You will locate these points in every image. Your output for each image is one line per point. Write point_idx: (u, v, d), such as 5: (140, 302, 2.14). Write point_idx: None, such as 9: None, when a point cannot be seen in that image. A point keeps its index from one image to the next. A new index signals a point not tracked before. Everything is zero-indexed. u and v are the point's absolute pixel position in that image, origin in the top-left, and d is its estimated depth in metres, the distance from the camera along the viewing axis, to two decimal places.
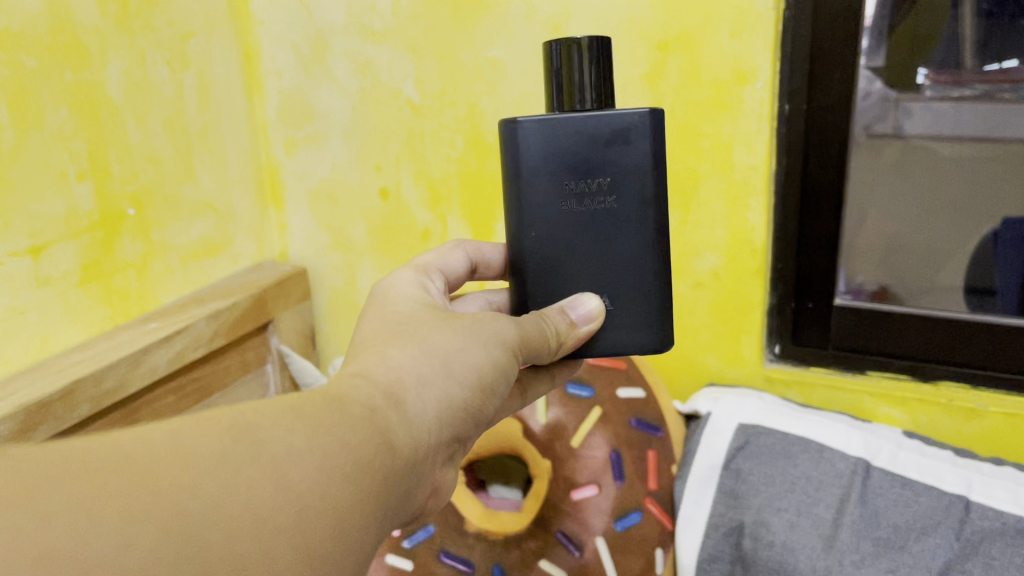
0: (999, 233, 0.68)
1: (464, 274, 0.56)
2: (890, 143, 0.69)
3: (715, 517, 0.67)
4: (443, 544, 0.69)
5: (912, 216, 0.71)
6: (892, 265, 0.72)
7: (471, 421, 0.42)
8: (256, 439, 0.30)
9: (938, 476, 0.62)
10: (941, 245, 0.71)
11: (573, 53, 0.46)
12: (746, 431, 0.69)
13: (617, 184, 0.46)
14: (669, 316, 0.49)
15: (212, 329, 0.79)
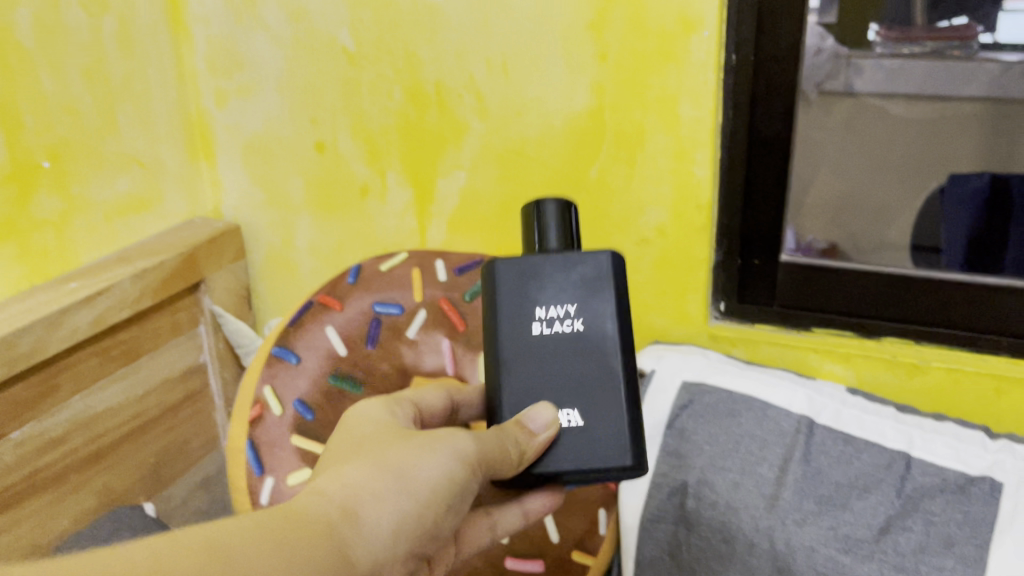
0: (945, 188, 0.70)
1: (443, 412, 0.53)
2: (841, 99, 0.69)
3: (658, 477, 0.66)
4: None
5: (860, 173, 0.72)
6: (841, 223, 0.73)
7: (430, 537, 0.41)
8: (226, 559, 0.32)
9: (880, 433, 0.62)
10: (889, 202, 0.72)
11: (544, 216, 0.47)
12: (690, 390, 0.68)
13: (585, 313, 0.46)
14: (643, 438, 0.45)
15: (138, 290, 0.75)
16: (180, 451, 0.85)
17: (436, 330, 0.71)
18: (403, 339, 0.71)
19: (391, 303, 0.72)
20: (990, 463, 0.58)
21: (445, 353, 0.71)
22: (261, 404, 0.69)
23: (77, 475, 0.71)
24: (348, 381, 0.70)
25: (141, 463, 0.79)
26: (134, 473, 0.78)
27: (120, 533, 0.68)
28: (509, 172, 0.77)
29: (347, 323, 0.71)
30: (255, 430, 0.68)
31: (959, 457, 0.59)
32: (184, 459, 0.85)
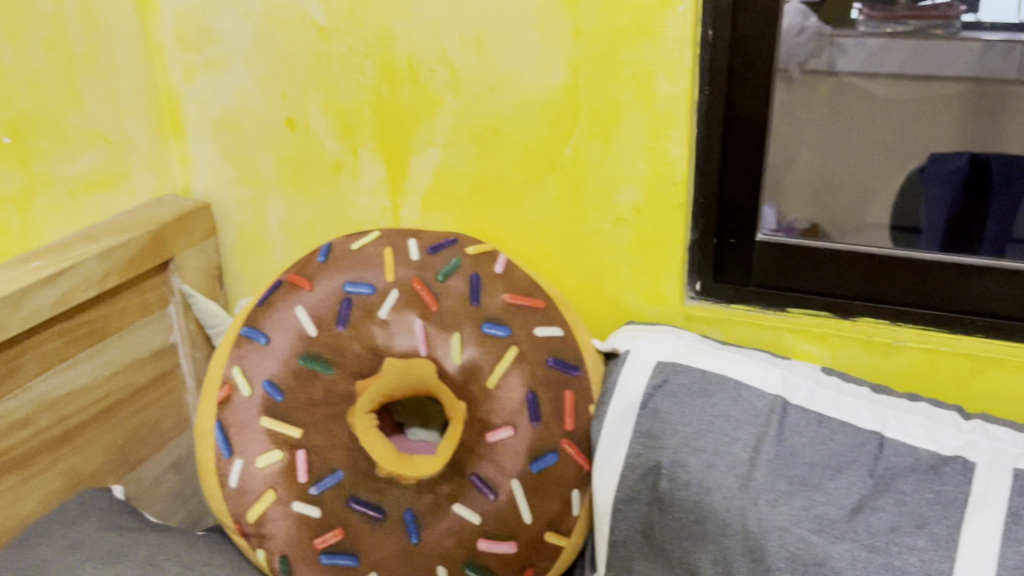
0: (925, 167, 0.71)
1: None
2: (824, 79, 0.70)
3: (632, 458, 0.66)
4: (353, 490, 0.67)
5: (840, 155, 0.73)
6: (822, 203, 0.72)
7: None
8: None
9: (854, 413, 0.61)
10: (870, 182, 0.72)
11: None
12: (664, 370, 0.67)
13: None
14: None
15: (104, 269, 0.73)
16: (150, 433, 0.84)
17: (408, 310, 0.69)
18: (375, 320, 0.69)
19: (363, 283, 0.70)
20: (963, 442, 0.58)
21: (418, 333, 0.69)
22: (229, 386, 0.68)
23: (42, 457, 0.70)
24: (318, 362, 0.68)
25: (109, 444, 0.78)
26: (102, 455, 0.77)
27: (86, 516, 0.66)
28: (483, 150, 0.75)
29: (317, 302, 0.69)
30: (223, 411, 0.68)
31: (932, 437, 0.58)
32: (154, 440, 0.84)
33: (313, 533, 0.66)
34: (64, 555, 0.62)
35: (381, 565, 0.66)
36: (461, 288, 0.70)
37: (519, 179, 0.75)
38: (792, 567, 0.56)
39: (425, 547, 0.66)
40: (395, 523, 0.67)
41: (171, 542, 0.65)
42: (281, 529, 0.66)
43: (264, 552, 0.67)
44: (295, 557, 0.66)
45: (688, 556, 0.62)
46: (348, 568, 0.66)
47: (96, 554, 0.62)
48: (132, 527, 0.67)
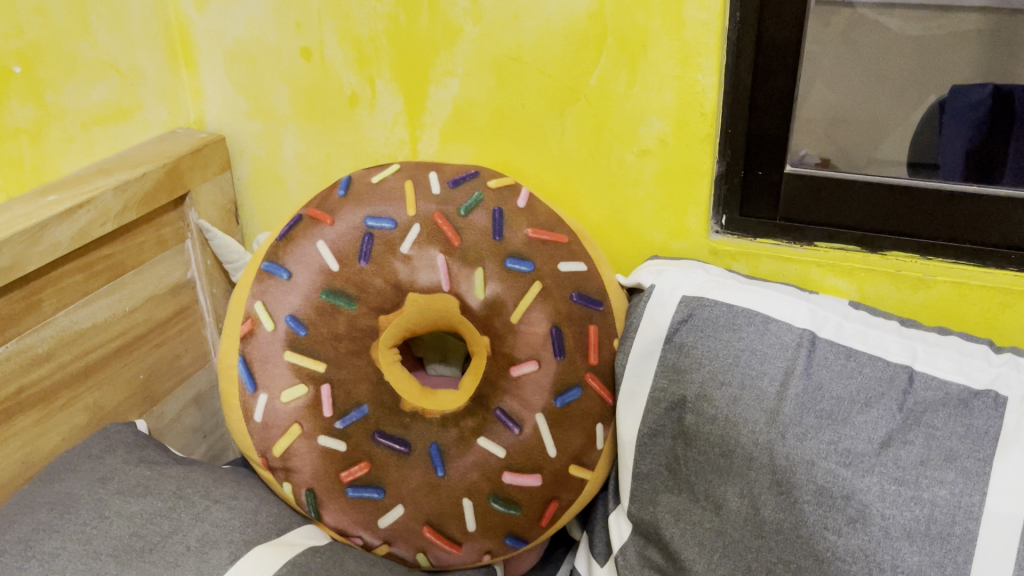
0: (944, 102, 0.65)
1: None
2: (839, 10, 0.65)
3: (657, 392, 0.66)
4: (378, 425, 0.67)
5: (856, 89, 0.68)
6: (836, 137, 0.69)
7: None
8: None
9: (884, 347, 0.61)
10: (885, 117, 0.68)
11: None
12: (689, 305, 0.66)
13: None
14: None
15: (121, 203, 0.72)
16: (171, 367, 0.84)
17: (431, 245, 0.68)
18: (397, 255, 0.68)
19: (384, 218, 0.69)
20: (994, 376, 0.57)
21: (440, 269, 0.68)
22: (252, 321, 0.68)
23: (66, 391, 0.70)
24: (341, 298, 0.67)
25: (131, 379, 0.78)
26: (124, 390, 0.77)
27: (112, 451, 0.66)
28: (505, 81, 0.74)
29: (338, 238, 0.68)
30: (247, 345, 0.68)
31: (963, 371, 0.58)
32: (174, 375, 0.84)
33: (339, 466, 0.67)
34: (93, 488, 0.61)
35: (408, 497, 0.67)
36: (484, 222, 0.69)
37: (541, 111, 0.74)
38: (819, 500, 0.56)
39: (451, 481, 0.67)
40: (421, 457, 0.67)
41: (199, 475, 0.66)
42: (308, 463, 0.66)
43: (291, 486, 0.67)
44: (322, 490, 0.67)
45: (714, 490, 0.62)
46: (374, 501, 0.67)
47: (124, 486, 0.61)
48: (158, 461, 0.67)
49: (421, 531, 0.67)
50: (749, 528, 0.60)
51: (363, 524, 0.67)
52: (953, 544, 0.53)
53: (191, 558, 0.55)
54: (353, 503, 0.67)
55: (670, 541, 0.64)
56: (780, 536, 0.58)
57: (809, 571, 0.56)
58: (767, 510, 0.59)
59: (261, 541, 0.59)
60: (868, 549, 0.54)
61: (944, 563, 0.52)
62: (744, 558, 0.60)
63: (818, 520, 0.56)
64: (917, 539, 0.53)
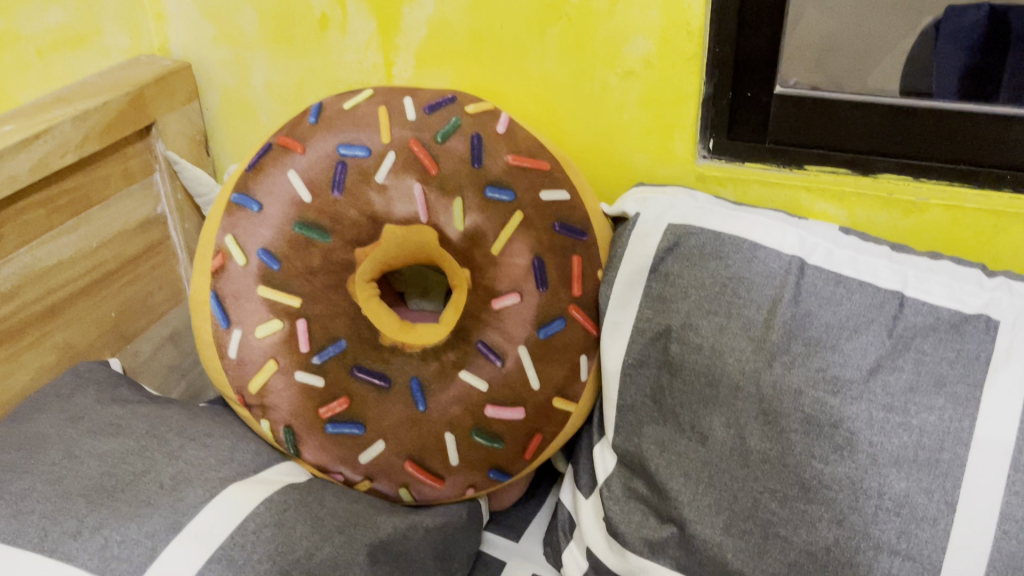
0: (940, 23, 0.64)
1: None
2: None
3: (642, 322, 0.65)
4: (357, 359, 0.65)
5: (849, 13, 0.66)
6: (825, 65, 0.67)
7: None
8: None
9: (874, 273, 0.58)
10: (878, 43, 0.66)
11: None
12: (675, 233, 0.65)
13: None
14: None
15: (81, 134, 0.69)
16: (145, 305, 0.82)
17: (406, 174, 0.65)
18: (371, 185, 0.65)
19: (357, 146, 0.66)
20: (985, 301, 0.55)
21: (417, 199, 0.65)
22: (223, 255, 0.65)
23: (34, 330, 0.68)
24: (314, 230, 0.65)
25: (102, 317, 0.76)
26: (96, 328, 0.75)
27: (83, 389, 0.65)
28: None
29: (310, 167, 0.65)
30: (218, 280, 0.65)
31: (955, 295, 0.56)
32: (148, 313, 0.82)
33: (317, 403, 0.65)
34: (63, 428, 0.59)
35: (389, 432, 0.65)
36: (461, 149, 0.66)
37: (521, 32, 0.70)
38: (806, 428, 0.55)
39: (432, 415, 0.65)
40: (401, 392, 0.66)
41: (173, 414, 0.64)
42: (285, 399, 0.65)
43: (269, 423, 0.66)
44: (301, 427, 0.65)
45: (699, 420, 0.61)
46: (354, 437, 0.65)
47: (95, 426, 0.60)
48: (131, 399, 0.65)
49: (402, 466, 0.66)
50: (735, 458, 0.59)
51: (343, 459, 0.66)
52: (941, 470, 0.52)
53: (164, 497, 0.54)
54: (332, 439, 0.65)
55: (655, 472, 0.63)
56: (765, 465, 0.57)
57: (795, 499, 0.56)
58: (753, 440, 0.58)
59: (237, 479, 0.58)
60: (855, 476, 0.53)
61: (932, 489, 0.52)
62: (729, 488, 0.59)
63: (804, 448, 0.55)
64: (904, 466, 0.52)
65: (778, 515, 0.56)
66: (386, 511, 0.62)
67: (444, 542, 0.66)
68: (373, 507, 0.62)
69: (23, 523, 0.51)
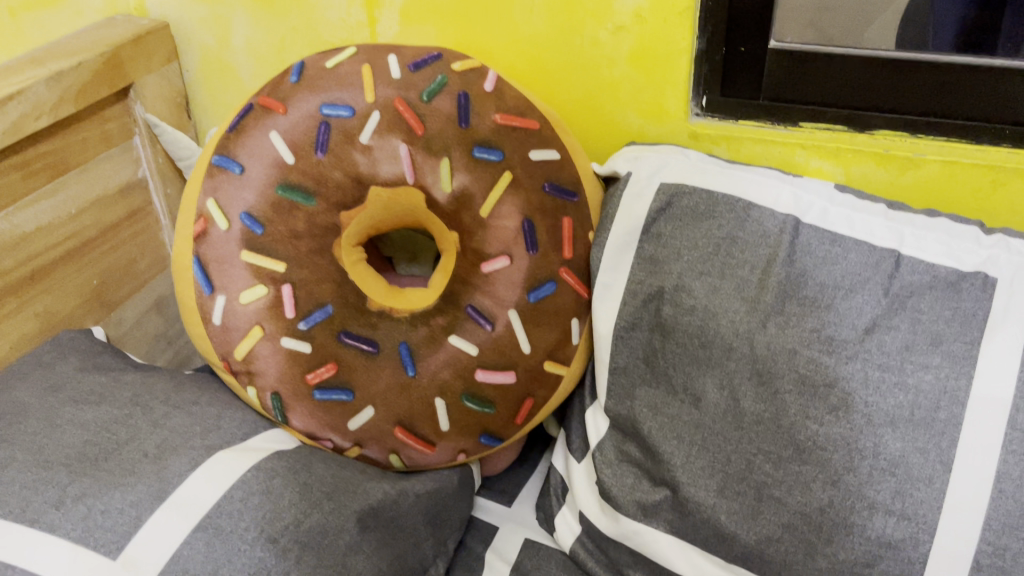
0: None
1: None
2: None
3: (634, 284, 0.64)
4: (344, 325, 0.64)
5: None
6: (820, 26, 0.64)
7: None
8: None
9: (870, 231, 0.57)
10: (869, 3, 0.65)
11: None
12: (667, 192, 0.63)
13: None
14: None
15: (56, 96, 0.67)
16: (127, 272, 0.80)
17: (391, 134, 0.63)
18: (356, 146, 0.63)
19: (340, 105, 0.64)
20: (983, 258, 0.54)
21: (403, 160, 0.63)
22: (205, 220, 0.64)
23: (13, 298, 0.66)
24: (298, 193, 0.63)
25: (84, 285, 0.74)
26: (78, 295, 0.73)
27: (65, 358, 0.63)
28: None
29: (293, 128, 0.64)
30: (201, 245, 0.64)
31: (952, 253, 0.55)
32: (131, 280, 0.81)
33: (304, 368, 0.63)
34: (44, 397, 0.58)
35: (378, 398, 0.64)
36: (448, 108, 0.64)
37: None
38: (800, 389, 0.55)
39: (422, 380, 0.64)
40: (390, 357, 0.64)
41: (157, 382, 0.63)
42: (271, 365, 0.63)
43: (255, 390, 0.64)
44: (288, 394, 0.64)
45: (692, 381, 0.60)
46: (343, 403, 0.64)
47: (77, 394, 0.59)
48: (115, 368, 0.64)
49: (392, 432, 0.65)
50: (728, 420, 0.58)
51: (332, 426, 0.65)
52: (937, 429, 0.51)
53: (148, 466, 0.53)
54: (320, 406, 0.64)
55: (648, 435, 0.62)
56: (759, 427, 0.56)
57: (790, 460, 0.55)
58: (746, 402, 0.57)
59: (223, 447, 0.57)
60: (850, 437, 0.53)
61: (928, 449, 0.51)
62: (722, 450, 0.58)
63: (799, 409, 0.55)
64: (900, 425, 0.52)
65: (772, 477, 0.56)
66: (376, 478, 0.61)
67: (435, 508, 0.65)
68: (363, 473, 0.61)
69: (3, 494, 0.50)
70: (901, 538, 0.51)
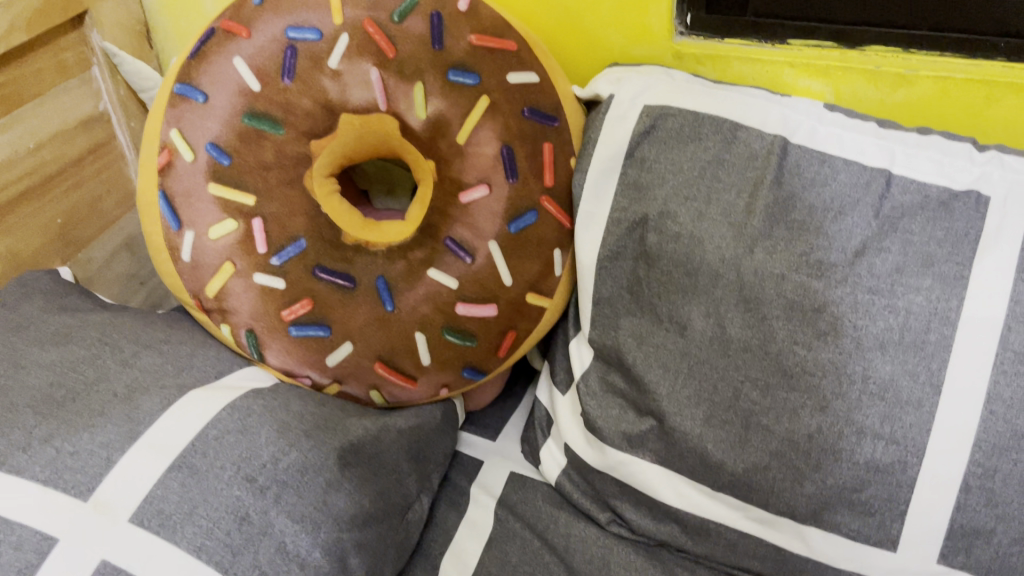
0: None
1: None
2: None
3: (617, 212, 0.62)
4: (318, 259, 0.62)
5: None
6: None
7: None
8: None
9: (860, 150, 0.55)
10: None
11: None
12: (651, 114, 0.61)
13: None
14: None
15: (6, 23, 0.63)
16: (93, 210, 0.77)
17: (361, 58, 0.60)
18: (324, 71, 0.60)
19: (307, 28, 0.60)
20: (976, 176, 0.52)
21: (375, 85, 0.61)
22: (169, 151, 0.61)
23: None
24: (266, 121, 0.60)
25: (48, 223, 0.71)
26: (42, 235, 0.71)
27: (29, 299, 0.61)
28: None
29: (256, 53, 0.60)
30: (166, 179, 0.61)
31: (943, 172, 0.53)
32: (98, 219, 0.78)
33: (280, 304, 0.61)
34: (7, 338, 0.56)
35: (356, 334, 0.62)
36: (420, 29, 0.60)
37: None
38: (789, 315, 0.53)
39: (401, 315, 0.63)
40: (368, 292, 0.62)
41: (126, 321, 0.61)
42: (245, 302, 0.61)
43: (229, 328, 0.62)
44: (263, 331, 0.62)
45: (677, 310, 0.59)
46: (320, 339, 0.62)
47: (42, 336, 0.57)
48: (82, 308, 0.62)
49: (372, 368, 0.63)
50: (715, 348, 0.57)
51: (311, 363, 0.63)
52: (927, 351, 0.50)
53: (118, 406, 0.51)
54: (297, 342, 0.62)
55: (633, 365, 0.61)
56: (746, 354, 0.55)
57: (777, 388, 0.54)
58: (733, 329, 0.56)
59: (197, 385, 0.56)
60: (838, 361, 0.52)
61: (918, 372, 0.50)
62: (708, 379, 0.57)
63: (786, 335, 0.53)
64: (889, 348, 0.51)
65: (759, 404, 0.55)
66: (357, 415, 0.60)
67: (418, 444, 0.64)
68: (343, 411, 0.60)
69: None
70: (889, 462, 0.51)
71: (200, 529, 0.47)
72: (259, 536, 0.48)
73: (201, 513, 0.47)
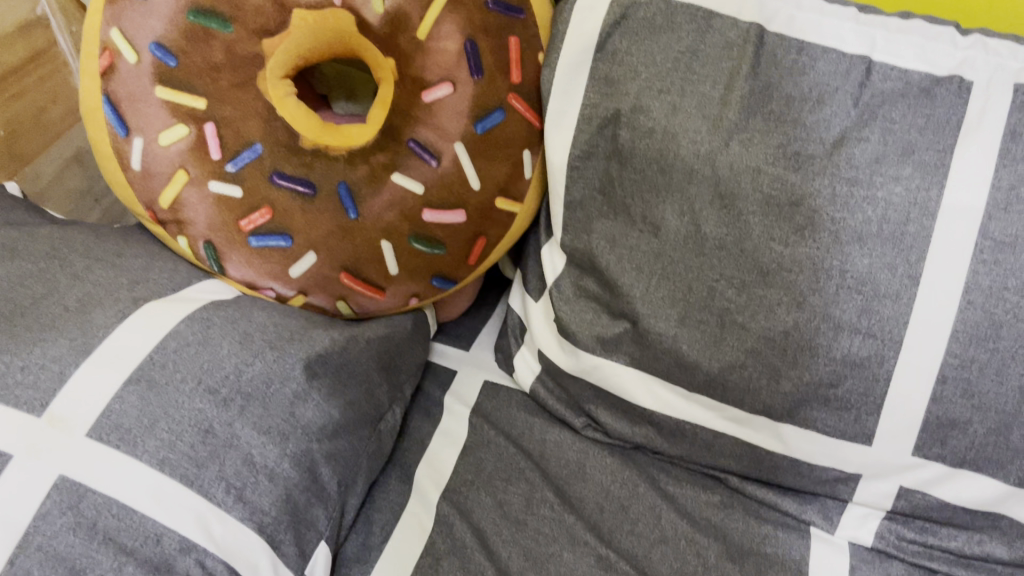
0: None
1: None
2: None
3: (587, 109, 0.58)
4: (275, 165, 0.59)
5: None
6: None
7: None
8: None
9: (839, 37, 0.51)
10: None
11: None
12: (621, 3, 0.56)
13: None
14: None
15: None
16: (39, 121, 0.74)
17: None
18: None
19: None
20: (959, 61, 0.50)
21: None
22: (110, 52, 0.57)
23: None
24: (213, 19, 0.56)
25: None
26: None
27: None
28: None
29: None
30: (110, 83, 0.57)
31: (925, 57, 0.50)
32: (45, 131, 0.74)
33: (237, 214, 0.59)
34: None
35: (320, 244, 0.60)
36: None
37: None
38: (765, 211, 0.52)
39: (365, 222, 0.60)
40: (329, 198, 0.59)
41: (76, 235, 0.58)
42: (201, 213, 0.59)
43: (187, 240, 0.60)
44: (222, 242, 0.60)
45: (651, 210, 0.57)
46: (282, 250, 0.60)
47: None
48: (30, 223, 0.59)
49: (337, 278, 0.62)
50: (690, 247, 0.55)
51: (272, 275, 0.61)
52: (906, 243, 0.49)
53: (70, 321, 0.49)
54: (258, 253, 0.60)
55: (606, 268, 0.59)
56: (721, 252, 0.54)
57: (754, 285, 0.53)
58: (708, 227, 0.54)
59: (152, 297, 0.53)
60: (816, 257, 0.51)
61: (895, 264, 0.49)
62: (683, 279, 0.56)
63: (762, 231, 0.52)
64: (868, 241, 0.49)
65: (735, 303, 0.54)
66: (323, 326, 0.58)
67: (388, 355, 0.63)
68: (308, 321, 0.58)
69: None
70: (866, 356, 0.51)
71: (162, 443, 0.46)
72: (224, 448, 0.47)
73: (162, 426, 0.46)
